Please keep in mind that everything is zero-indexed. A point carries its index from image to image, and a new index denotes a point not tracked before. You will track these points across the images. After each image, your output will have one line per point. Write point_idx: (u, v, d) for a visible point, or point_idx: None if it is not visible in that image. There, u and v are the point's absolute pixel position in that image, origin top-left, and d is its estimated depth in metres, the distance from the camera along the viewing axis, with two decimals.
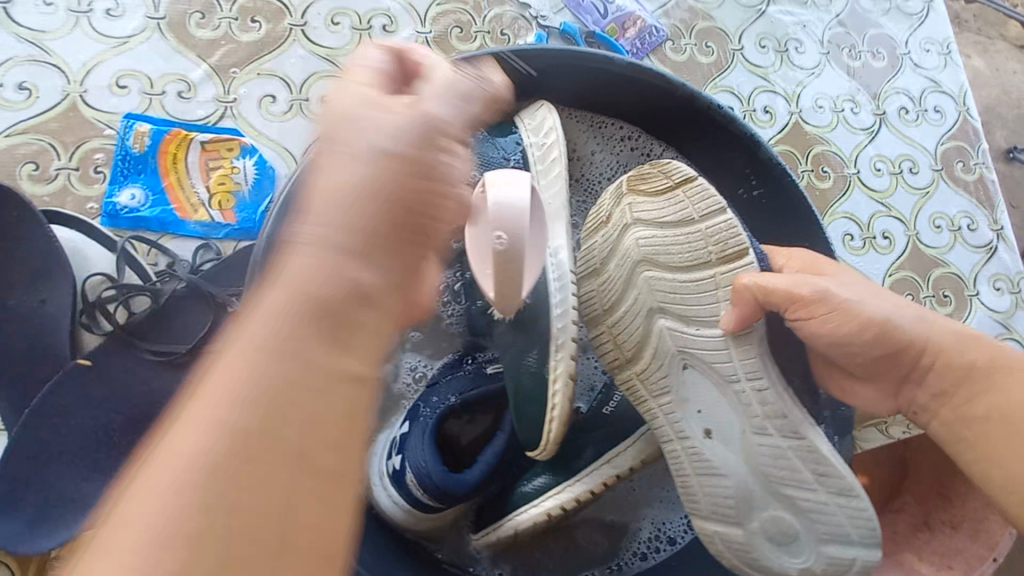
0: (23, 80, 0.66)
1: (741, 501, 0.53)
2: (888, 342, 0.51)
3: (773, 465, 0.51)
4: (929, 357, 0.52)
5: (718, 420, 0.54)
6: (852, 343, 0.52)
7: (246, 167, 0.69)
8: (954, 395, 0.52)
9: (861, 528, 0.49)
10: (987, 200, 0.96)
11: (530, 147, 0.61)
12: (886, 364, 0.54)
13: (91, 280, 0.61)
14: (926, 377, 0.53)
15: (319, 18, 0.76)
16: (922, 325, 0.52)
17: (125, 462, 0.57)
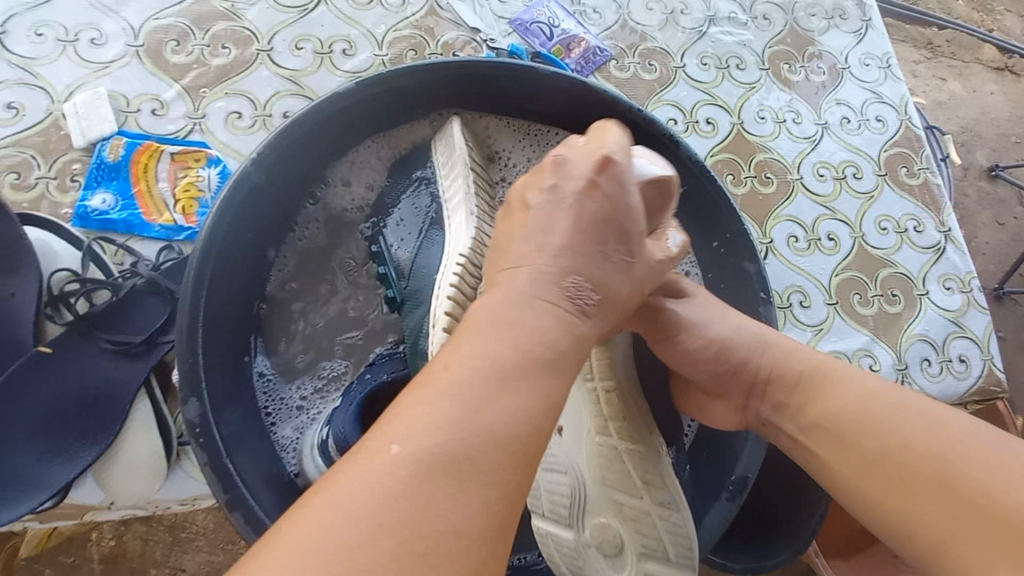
0: (12, 101, 0.74)
1: (575, 500, 0.52)
2: (724, 361, 0.57)
3: (607, 468, 0.53)
4: (776, 376, 0.55)
5: (570, 416, 0.56)
6: (694, 358, 0.58)
7: (210, 176, 0.75)
8: (791, 407, 0.54)
9: (672, 529, 0.51)
10: (933, 204, 0.99)
11: (437, 162, 0.66)
12: (728, 382, 0.57)
13: (57, 275, 0.66)
14: (766, 394, 0.56)
15: (284, 44, 0.84)
16: (751, 348, 0.57)
17: (79, 447, 0.60)
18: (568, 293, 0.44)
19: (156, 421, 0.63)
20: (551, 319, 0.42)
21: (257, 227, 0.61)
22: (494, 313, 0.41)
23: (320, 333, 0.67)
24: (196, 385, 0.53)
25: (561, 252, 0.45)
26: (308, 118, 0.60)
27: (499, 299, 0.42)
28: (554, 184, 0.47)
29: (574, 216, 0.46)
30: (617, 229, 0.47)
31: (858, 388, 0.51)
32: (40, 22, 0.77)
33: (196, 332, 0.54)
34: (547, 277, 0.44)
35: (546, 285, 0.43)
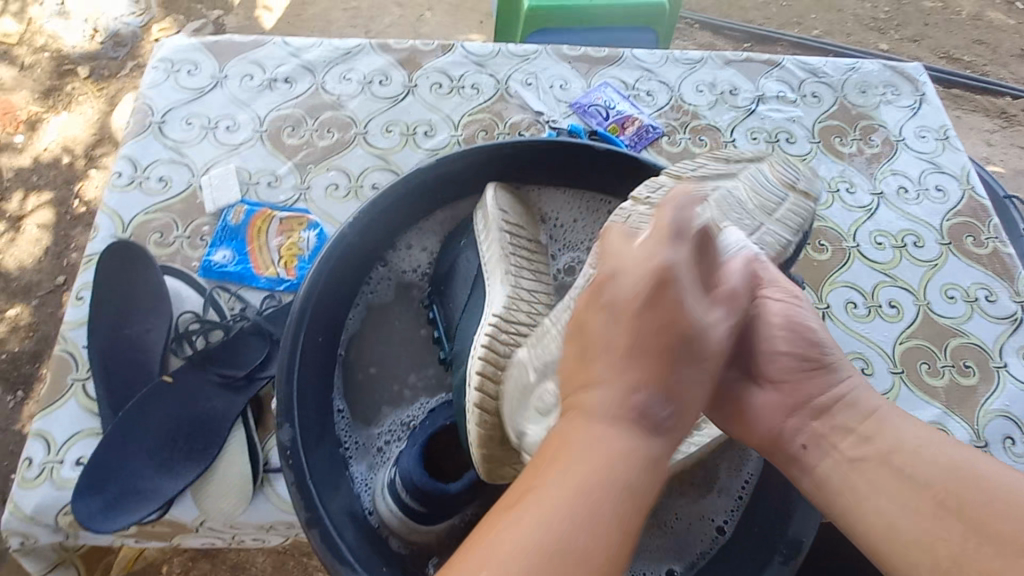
0: (163, 175, 0.91)
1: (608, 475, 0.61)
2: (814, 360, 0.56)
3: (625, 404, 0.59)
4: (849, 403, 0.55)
5: None
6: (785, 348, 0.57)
7: (309, 236, 0.88)
8: (857, 432, 0.53)
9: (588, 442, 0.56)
10: (1006, 273, 0.96)
11: (477, 219, 0.73)
12: (803, 393, 0.56)
13: (184, 316, 0.79)
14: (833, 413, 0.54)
15: (377, 127, 0.99)
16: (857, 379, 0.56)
17: (184, 466, 0.69)
18: (638, 411, 0.44)
19: (248, 446, 0.71)
20: (617, 428, 0.44)
21: (345, 281, 0.70)
22: (588, 416, 0.45)
23: (377, 378, 0.72)
24: (290, 411, 0.62)
25: (624, 369, 0.46)
26: (388, 194, 0.72)
27: (581, 420, 0.45)
28: (610, 300, 0.50)
29: (663, 313, 0.47)
30: (694, 341, 0.48)
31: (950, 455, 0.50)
32: (190, 114, 0.97)
33: (293, 365, 0.63)
34: (607, 395, 0.45)
35: (616, 393, 0.45)
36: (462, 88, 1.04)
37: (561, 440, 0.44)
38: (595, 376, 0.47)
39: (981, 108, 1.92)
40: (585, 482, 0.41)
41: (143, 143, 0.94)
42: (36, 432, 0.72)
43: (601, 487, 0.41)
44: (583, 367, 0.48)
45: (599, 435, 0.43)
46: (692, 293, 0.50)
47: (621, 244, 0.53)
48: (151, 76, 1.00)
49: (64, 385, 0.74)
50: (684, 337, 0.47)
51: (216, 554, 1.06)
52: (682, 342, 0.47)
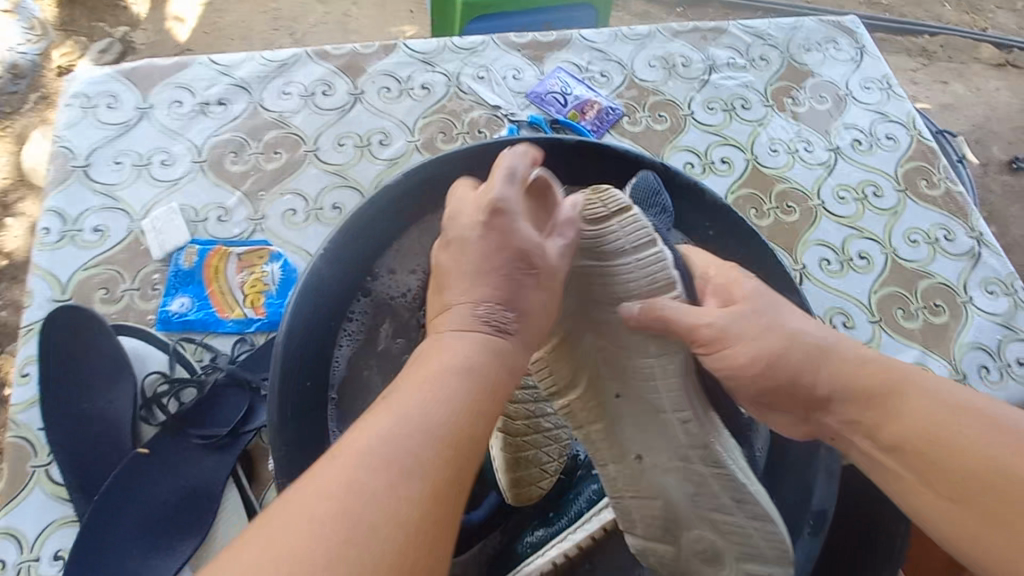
0: (98, 224, 0.83)
1: (666, 520, 0.55)
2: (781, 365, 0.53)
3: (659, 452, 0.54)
4: (808, 381, 0.51)
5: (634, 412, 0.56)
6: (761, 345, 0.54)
7: (273, 269, 0.82)
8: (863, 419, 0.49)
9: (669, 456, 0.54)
10: (960, 211, 1.00)
11: None
12: (781, 401, 0.54)
13: (149, 378, 0.73)
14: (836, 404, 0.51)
15: (328, 142, 0.93)
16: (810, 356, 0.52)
17: (178, 540, 0.64)
18: (484, 320, 0.46)
19: (245, 506, 0.67)
20: (470, 342, 0.45)
21: (322, 316, 0.66)
22: (440, 332, 0.47)
23: None
24: (287, 471, 0.60)
25: (472, 286, 0.48)
26: (357, 217, 0.69)
27: (438, 337, 0.46)
28: (444, 237, 0.52)
29: (498, 236, 0.49)
30: (528, 262, 0.49)
31: (946, 405, 0.46)
32: (118, 152, 0.88)
33: (281, 421, 0.62)
34: (460, 312, 0.47)
35: (465, 314, 0.47)
36: (412, 89, 0.99)
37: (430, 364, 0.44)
38: (448, 300, 0.48)
39: (904, 49, 2.00)
40: (418, 396, 0.41)
41: (69, 192, 0.85)
42: (2, 531, 0.65)
43: (405, 441, 0.38)
44: (435, 296, 0.50)
45: (457, 350, 0.44)
46: (524, 224, 0.50)
47: (458, 186, 0.55)
48: (65, 116, 0.90)
49: (25, 475, 0.67)
50: (516, 256, 0.49)
51: None
52: (526, 262, 0.49)
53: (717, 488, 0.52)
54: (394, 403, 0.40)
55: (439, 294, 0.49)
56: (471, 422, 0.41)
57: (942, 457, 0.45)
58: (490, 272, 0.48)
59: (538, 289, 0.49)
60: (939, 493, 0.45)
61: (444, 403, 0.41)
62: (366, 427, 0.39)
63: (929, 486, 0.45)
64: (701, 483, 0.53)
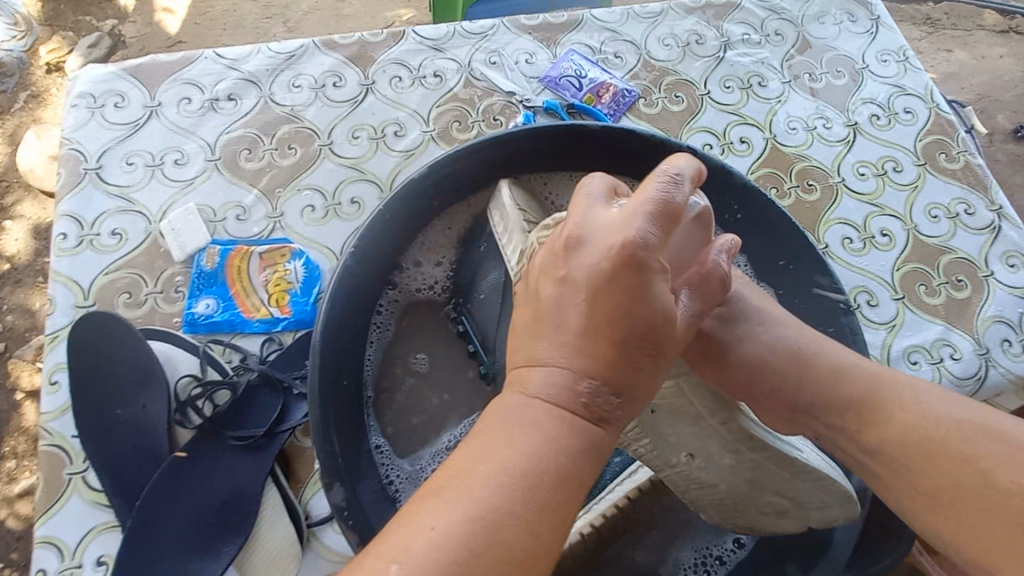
0: (115, 227, 0.82)
1: (731, 505, 0.58)
2: (790, 376, 0.55)
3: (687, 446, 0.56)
4: (793, 389, 0.55)
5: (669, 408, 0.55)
6: (776, 365, 0.56)
7: (296, 266, 0.81)
8: (855, 423, 0.52)
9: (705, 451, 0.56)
10: (980, 184, 0.99)
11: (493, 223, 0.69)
12: (774, 398, 0.56)
13: (181, 381, 0.72)
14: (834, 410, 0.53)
15: (342, 135, 0.91)
16: (812, 347, 0.56)
17: (222, 542, 0.64)
18: (587, 402, 0.41)
19: (286, 505, 0.67)
20: (547, 415, 0.40)
21: (363, 308, 0.67)
22: (532, 394, 0.41)
23: (416, 404, 0.69)
24: (336, 470, 0.59)
25: (577, 351, 0.42)
26: (385, 209, 0.68)
27: (512, 403, 0.41)
28: (568, 272, 0.44)
29: (633, 304, 0.42)
30: (654, 339, 0.43)
31: (923, 407, 0.50)
32: (129, 152, 0.86)
33: (326, 421, 0.60)
34: (556, 377, 0.41)
35: (548, 383, 0.41)
36: (424, 77, 0.97)
37: (494, 420, 0.41)
38: (541, 355, 0.42)
39: (909, 17, 1.97)
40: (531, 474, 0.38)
41: (83, 195, 0.83)
42: (43, 538, 0.65)
43: (490, 530, 0.36)
44: (525, 342, 0.43)
45: (518, 426, 0.40)
46: (660, 281, 0.44)
47: (588, 209, 0.47)
48: (71, 116, 0.88)
49: (61, 482, 0.67)
50: (658, 324, 0.43)
51: None
52: (655, 340, 0.43)
53: (773, 469, 0.55)
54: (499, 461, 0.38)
55: (530, 339, 0.43)
56: (544, 525, 0.37)
57: (918, 458, 0.49)
58: (550, 324, 0.43)
59: (665, 362, 0.44)
60: (907, 481, 0.49)
61: (540, 496, 0.37)
62: (465, 485, 0.37)
63: (903, 483, 0.50)
64: (757, 469, 0.55)
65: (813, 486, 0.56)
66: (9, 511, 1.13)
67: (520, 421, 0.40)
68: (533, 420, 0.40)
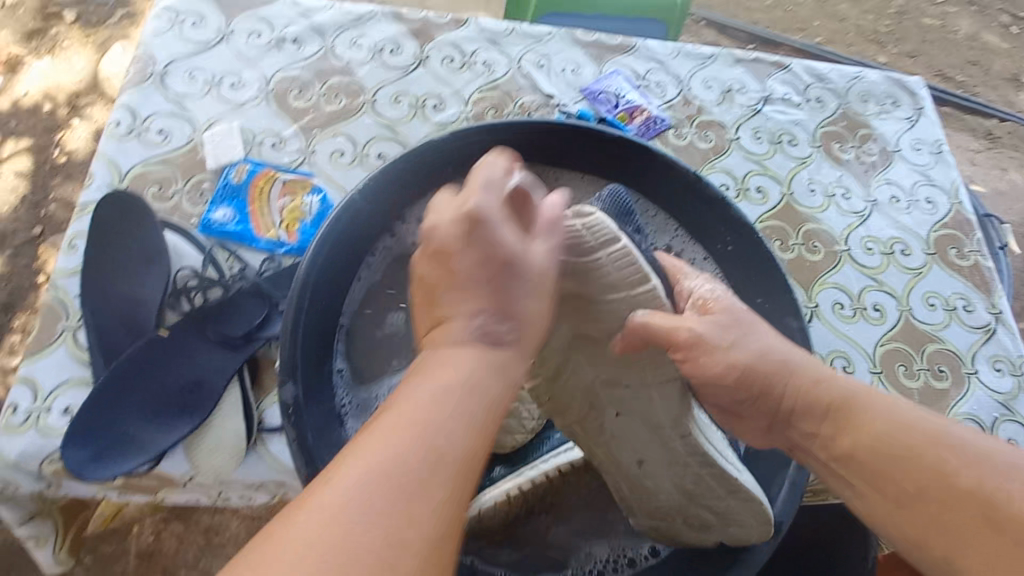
0: (163, 127, 0.89)
1: (669, 512, 0.62)
2: (745, 388, 0.59)
3: (637, 449, 0.60)
4: (777, 395, 0.59)
5: (629, 406, 0.59)
6: (718, 382, 0.59)
7: (312, 201, 0.87)
8: (823, 437, 0.57)
9: (647, 452, 0.60)
10: (984, 286, 0.99)
11: None
12: (759, 406, 0.60)
13: (182, 272, 0.78)
14: (795, 422, 0.59)
15: (385, 97, 0.98)
16: (783, 373, 0.59)
17: (178, 420, 0.69)
18: (483, 335, 0.48)
19: (244, 405, 0.71)
20: (467, 356, 0.46)
21: (359, 242, 0.71)
22: (445, 346, 0.47)
23: (382, 343, 0.73)
24: (291, 371, 0.63)
25: (472, 299, 0.49)
26: (400, 162, 0.73)
27: (439, 349, 0.47)
28: (473, 240, 0.50)
29: (480, 250, 0.50)
30: (510, 271, 0.50)
31: (896, 416, 0.54)
32: (193, 67, 0.94)
33: (297, 327, 0.65)
34: (460, 326, 0.48)
35: (461, 329, 0.48)
36: (474, 64, 1.03)
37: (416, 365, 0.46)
38: (445, 314, 0.49)
39: (969, 128, 1.97)
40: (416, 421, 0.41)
41: (143, 93, 0.91)
42: (21, 379, 0.71)
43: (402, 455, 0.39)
44: (430, 306, 0.51)
45: (446, 363, 0.45)
46: (504, 229, 0.51)
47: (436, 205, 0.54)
48: (154, 25, 0.97)
49: (54, 332, 0.73)
50: (504, 265, 0.50)
51: (189, 516, 1.06)
52: (507, 271, 0.50)
53: (711, 483, 0.58)
54: (394, 414, 0.41)
55: (440, 300, 0.50)
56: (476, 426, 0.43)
57: (898, 473, 0.51)
58: (458, 284, 0.50)
59: (525, 294, 0.50)
60: (881, 491, 0.53)
61: (461, 412, 0.42)
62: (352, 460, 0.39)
63: (877, 493, 0.53)
64: (698, 483, 0.58)
65: (732, 511, 0.59)
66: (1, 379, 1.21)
67: (440, 359, 0.46)
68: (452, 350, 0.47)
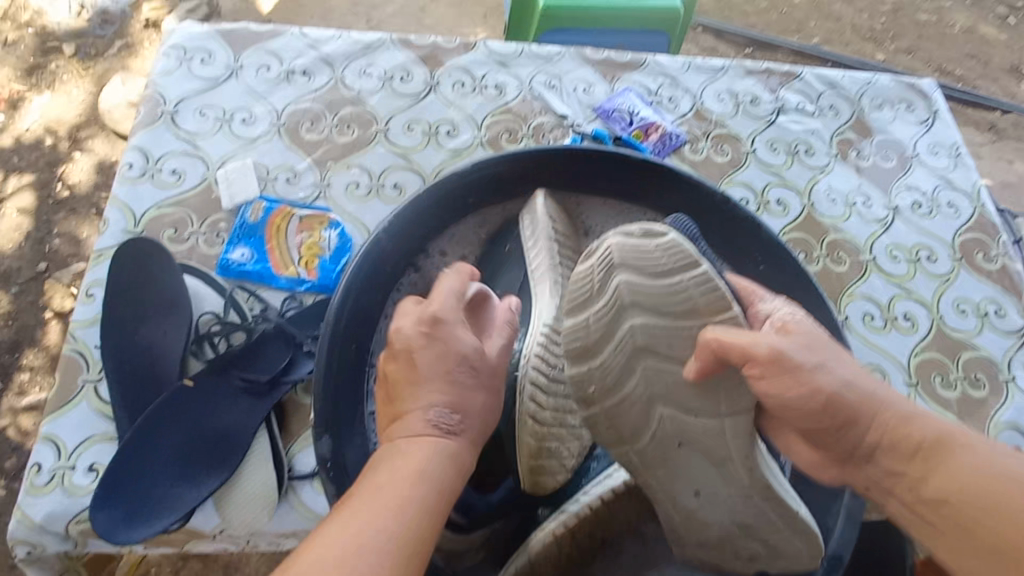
0: (176, 167, 0.88)
1: (722, 545, 0.57)
2: (827, 417, 0.53)
3: (695, 480, 0.56)
4: (856, 432, 0.53)
5: (693, 437, 0.56)
6: (793, 405, 0.53)
7: (331, 236, 0.86)
8: (906, 477, 0.51)
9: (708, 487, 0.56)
10: (1014, 289, 0.97)
11: (523, 229, 0.73)
12: (839, 440, 0.54)
13: (204, 316, 0.77)
14: (872, 459, 0.53)
15: (398, 125, 0.97)
16: (864, 405, 0.53)
17: (209, 473, 0.67)
18: (434, 424, 0.52)
19: (273, 454, 0.70)
20: (419, 445, 0.51)
21: (384, 280, 0.69)
22: (393, 440, 0.52)
23: None
24: (326, 421, 0.62)
25: (430, 391, 0.53)
26: (422, 199, 0.72)
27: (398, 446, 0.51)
28: (432, 330, 0.56)
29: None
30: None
31: (990, 462, 0.48)
32: (204, 104, 0.94)
33: (328, 374, 0.64)
34: (415, 418, 0.52)
35: (416, 419, 0.52)
36: (485, 87, 1.02)
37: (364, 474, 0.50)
38: (404, 410, 0.53)
39: (972, 121, 1.97)
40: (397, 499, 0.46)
41: (155, 134, 0.90)
42: (44, 436, 0.69)
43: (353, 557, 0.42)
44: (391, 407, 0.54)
45: (398, 467, 0.49)
46: (488, 318, 0.61)
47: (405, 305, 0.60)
48: (162, 63, 0.96)
49: (74, 386, 0.72)
50: (459, 360, 0.55)
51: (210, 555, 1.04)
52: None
53: (771, 511, 0.56)
54: (378, 487, 0.47)
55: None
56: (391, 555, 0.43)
57: (994, 521, 0.46)
58: (405, 384, 0.54)
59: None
60: (962, 542, 0.48)
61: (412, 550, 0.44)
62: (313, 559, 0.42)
63: (965, 547, 0.48)
64: (758, 514, 0.56)
65: (787, 539, 0.57)
66: (13, 421, 1.19)
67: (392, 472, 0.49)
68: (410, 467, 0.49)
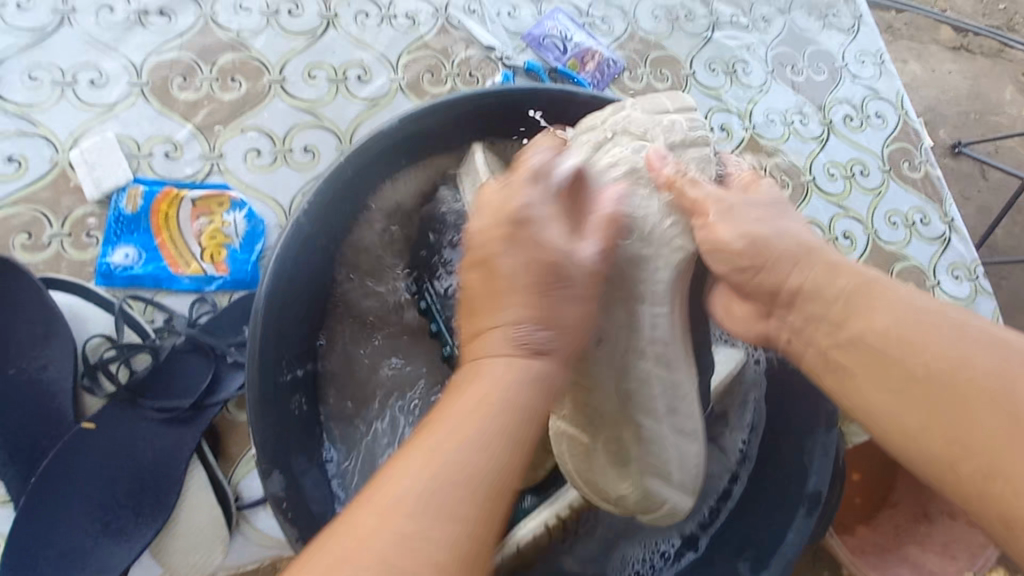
0: (13, 153, 0.70)
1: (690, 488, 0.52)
2: (753, 257, 0.50)
3: (676, 425, 0.51)
4: (785, 271, 0.49)
5: (679, 418, 0.51)
6: (724, 250, 0.50)
7: (237, 219, 0.71)
8: (828, 319, 0.47)
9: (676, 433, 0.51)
10: (936, 195, 1.02)
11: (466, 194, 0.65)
12: (751, 287, 0.51)
13: (92, 342, 0.64)
14: (796, 303, 0.49)
15: (296, 73, 0.80)
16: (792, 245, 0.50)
17: (138, 524, 0.59)
18: (518, 343, 0.42)
19: (214, 486, 0.61)
20: (507, 370, 0.40)
21: (312, 274, 0.59)
22: (483, 358, 0.42)
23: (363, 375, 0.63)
24: (275, 457, 0.53)
25: (521, 305, 0.42)
26: (346, 165, 0.59)
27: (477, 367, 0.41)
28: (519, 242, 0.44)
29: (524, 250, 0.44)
30: (560, 274, 0.44)
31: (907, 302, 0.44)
32: (32, 64, 0.73)
33: (266, 400, 0.53)
34: (501, 335, 0.42)
35: (500, 338, 0.42)
36: (395, 18, 0.87)
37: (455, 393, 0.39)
38: (489, 324, 0.43)
39: None
40: (477, 421, 0.37)
41: None
42: None
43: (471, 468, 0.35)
44: (488, 307, 0.43)
45: (497, 371, 0.40)
46: (555, 226, 0.45)
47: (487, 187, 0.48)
48: None
49: None
50: (553, 264, 0.43)
51: None
52: (556, 275, 0.44)
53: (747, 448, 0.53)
54: (453, 414, 0.38)
55: (490, 303, 0.43)
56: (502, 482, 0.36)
57: (905, 373, 0.42)
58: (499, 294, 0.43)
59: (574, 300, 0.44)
60: (890, 390, 0.43)
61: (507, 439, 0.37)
62: (397, 477, 0.35)
63: (881, 384, 0.43)
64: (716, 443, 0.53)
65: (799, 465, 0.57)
66: None
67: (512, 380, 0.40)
68: (499, 380, 0.40)
